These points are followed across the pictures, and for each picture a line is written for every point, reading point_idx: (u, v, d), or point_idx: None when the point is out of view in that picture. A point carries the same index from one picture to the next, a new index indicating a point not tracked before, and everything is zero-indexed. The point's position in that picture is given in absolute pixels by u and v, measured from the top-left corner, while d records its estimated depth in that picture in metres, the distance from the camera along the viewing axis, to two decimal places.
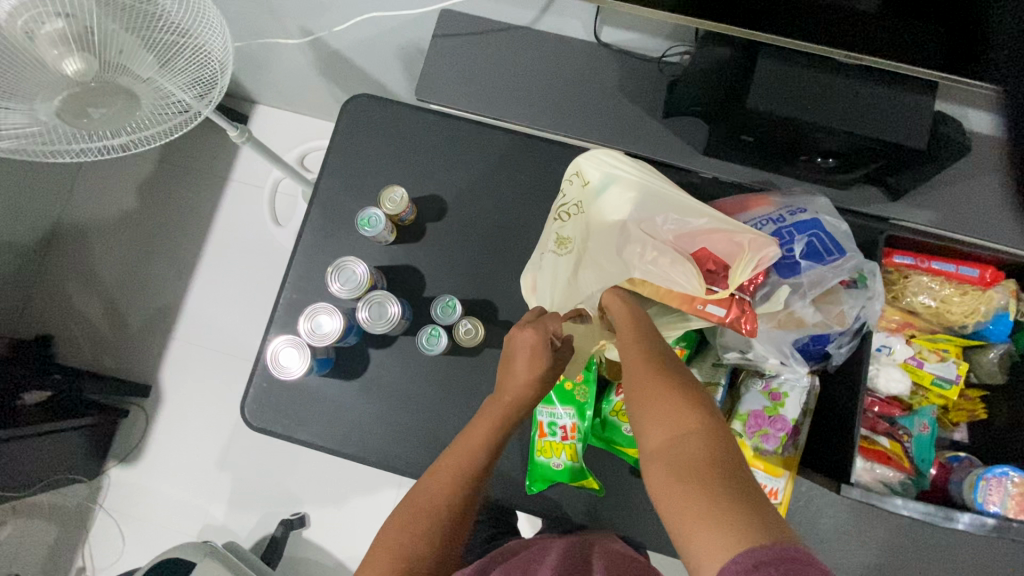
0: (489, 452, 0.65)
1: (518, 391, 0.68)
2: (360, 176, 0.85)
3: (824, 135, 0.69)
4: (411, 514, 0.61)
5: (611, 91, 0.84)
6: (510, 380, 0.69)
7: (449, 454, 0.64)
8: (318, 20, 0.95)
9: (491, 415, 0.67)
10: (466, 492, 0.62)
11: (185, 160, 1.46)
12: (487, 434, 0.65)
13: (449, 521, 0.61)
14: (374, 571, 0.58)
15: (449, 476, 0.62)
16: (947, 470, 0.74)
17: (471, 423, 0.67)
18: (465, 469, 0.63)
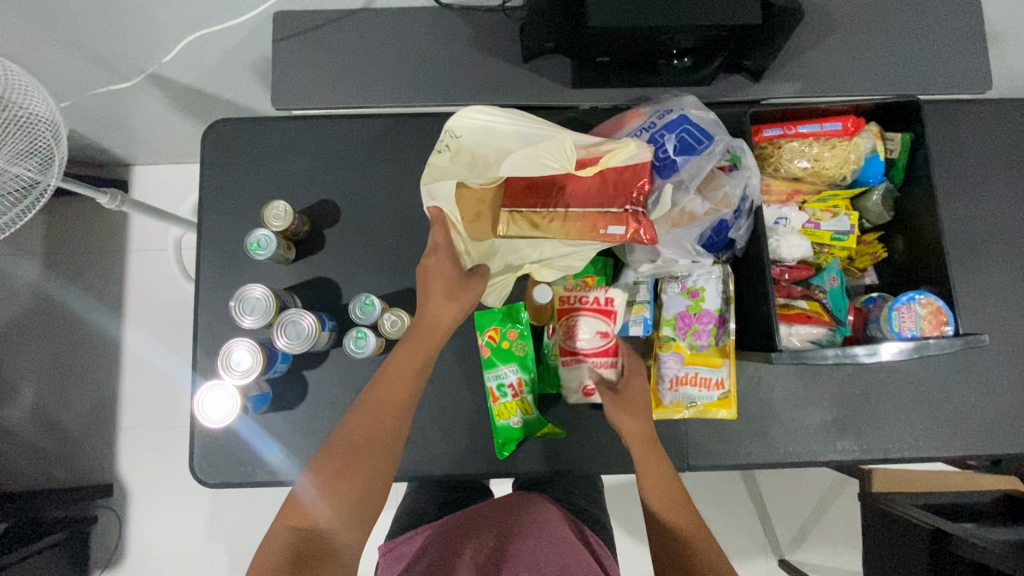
0: (408, 396, 0.65)
1: (436, 323, 0.68)
2: (241, 202, 0.80)
3: (673, 35, 0.69)
4: (342, 454, 0.61)
5: (467, 51, 0.82)
6: (423, 321, 0.68)
7: (376, 397, 0.64)
8: (154, 55, 0.91)
9: (413, 354, 0.66)
10: (398, 422, 0.63)
11: (84, 240, 1.44)
12: (413, 377, 0.65)
13: (372, 460, 0.61)
14: (297, 516, 0.59)
15: (380, 407, 0.63)
16: (864, 314, 0.71)
17: (396, 364, 0.65)
18: (387, 413, 0.63)
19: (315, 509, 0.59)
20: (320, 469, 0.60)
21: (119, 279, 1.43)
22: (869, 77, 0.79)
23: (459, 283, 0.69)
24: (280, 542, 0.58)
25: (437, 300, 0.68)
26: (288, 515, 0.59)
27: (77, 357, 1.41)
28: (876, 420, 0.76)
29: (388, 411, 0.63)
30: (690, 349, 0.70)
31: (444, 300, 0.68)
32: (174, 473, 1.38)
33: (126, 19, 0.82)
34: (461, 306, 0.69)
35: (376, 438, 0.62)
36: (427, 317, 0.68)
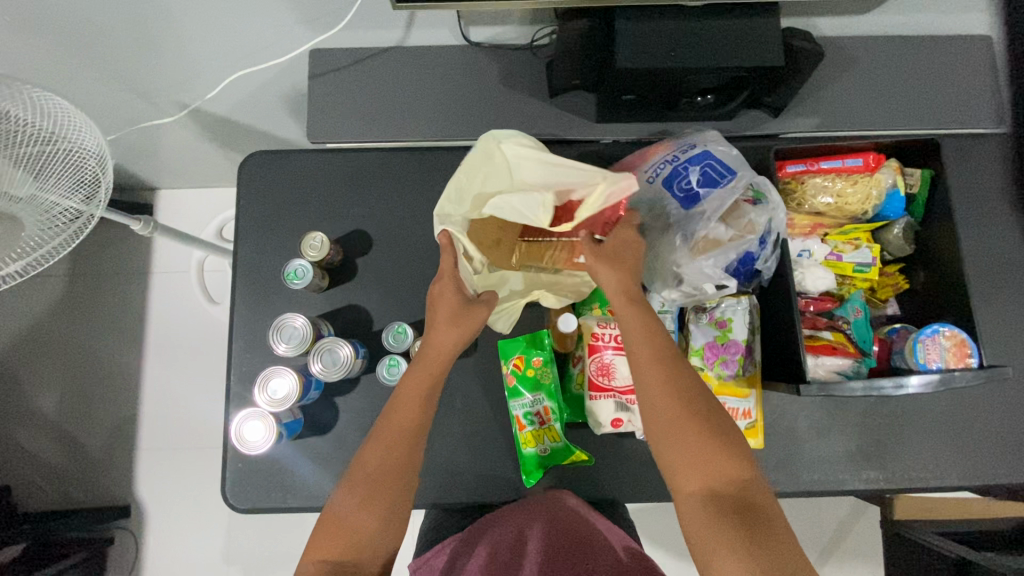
0: (419, 421, 0.64)
1: (440, 350, 0.66)
2: (276, 232, 0.82)
3: (699, 76, 0.72)
4: (355, 484, 0.62)
5: (495, 87, 0.85)
6: (430, 350, 0.66)
7: (382, 430, 0.64)
8: (193, 91, 0.95)
9: (418, 385, 0.65)
10: (407, 451, 0.64)
11: (109, 262, 1.47)
12: (417, 407, 0.64)
13: (393, 486, 0.63)
14: (326, 549, 0.61)
15: (391, 438, 0.63)
16: (888, 344, 0.72)
17: (402, 392, 0.65)
18: (400, 441, 0.63)
19: (346, 531, 0.61)
20: (348, 491, 0.62)
21: (141, 300, 1.46)
22: (887, 112, 0.81)
23: (461, 311, 0.66)
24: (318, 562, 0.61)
25: (439, 333, 0.66)
26: (323, 536, 0.61)
27: (99, 377, 1.43)
28: (902, 447, 0.76)
29: (402, 436, 0.64)
30: (718, 379, 0.71)
31: (447, 329, 0.66)
32: (190, 494, 1.38)
33: (170, 55, 0.86)
34: (464, 335, 0.66)
35: (394, 466, 0.63)
36: (431, 348, 0.66)
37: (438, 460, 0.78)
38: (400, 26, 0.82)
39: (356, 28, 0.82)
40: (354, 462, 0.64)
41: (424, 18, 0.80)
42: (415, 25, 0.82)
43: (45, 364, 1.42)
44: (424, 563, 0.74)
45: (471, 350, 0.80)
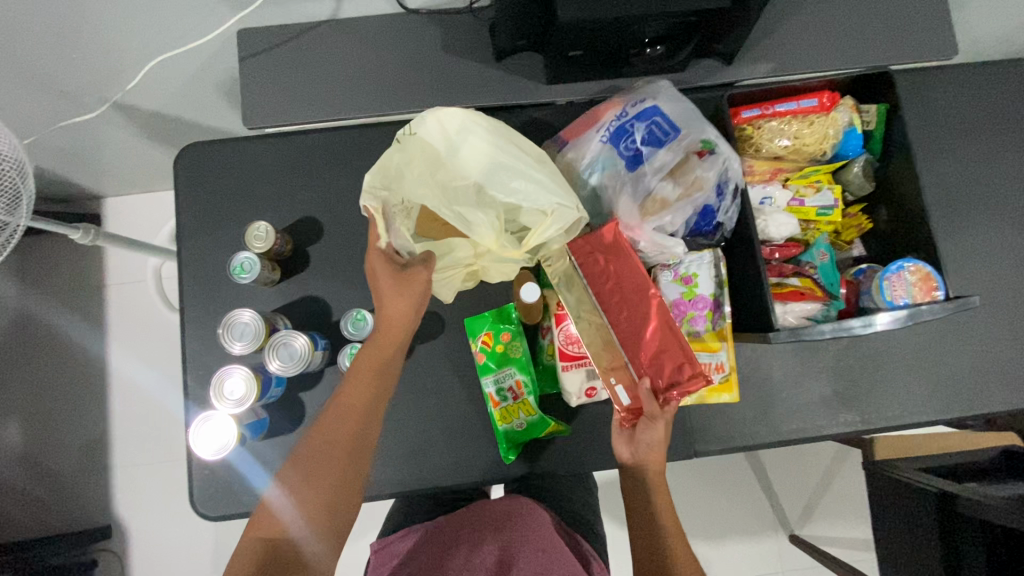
0: (372, 395, 0.63)
1: (391, 322, 0.65)
2: (220, 226, 0.78)
3: (645, 25, 0.69)
4: (308, 463, 0.60)
5: (438, 55, 0.81)
6: (385, 324, 0.66)
7: (340, 403, 0.63)
8: (118, 85, 0.90)
9: (365, 365, 0.64)
10: (358, 430, 0.62)
11: (58, 278, 1.40)
12: (370, 382, 0.64)
13: (337, 465, 0.60)
14: (260, 529, 0.57)
15: (348, 411, 0.62)
16: (855, 286, 0.72)
17: (358, 365, 0.64)
18: (351, 417, 0.62)
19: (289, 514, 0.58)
20: (291, 477, 0.60)
21: (98, 315, 1.39)
22: (840, 50, 0.80)
23: (402, 275, 0.65)
24: (258, 546, 0.57)
25: (387, 303, 0.65)
26: (264, 519, 0.58)
27: (62, 398, 1.37)
28: (876, 387, 0.76)
29: (351, 415, 0.62)
30: (688, 336, 0.69)
31: (394, 295, 0.65)
32: (172, 508, 1.35)
33: (83, 47, 0.80)
34: (410, 302, 0.65)
35: (346, 448, 0.61)
36: (384, 321, 0.66)
37: (414, 447, 0.76)
38: None
39: (282, 2, 0.77)
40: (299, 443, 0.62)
41: None
42: None
43: (2, 391, 1.36)
44: (388, 546, 0.73)
45: (439, 331, 0.78)
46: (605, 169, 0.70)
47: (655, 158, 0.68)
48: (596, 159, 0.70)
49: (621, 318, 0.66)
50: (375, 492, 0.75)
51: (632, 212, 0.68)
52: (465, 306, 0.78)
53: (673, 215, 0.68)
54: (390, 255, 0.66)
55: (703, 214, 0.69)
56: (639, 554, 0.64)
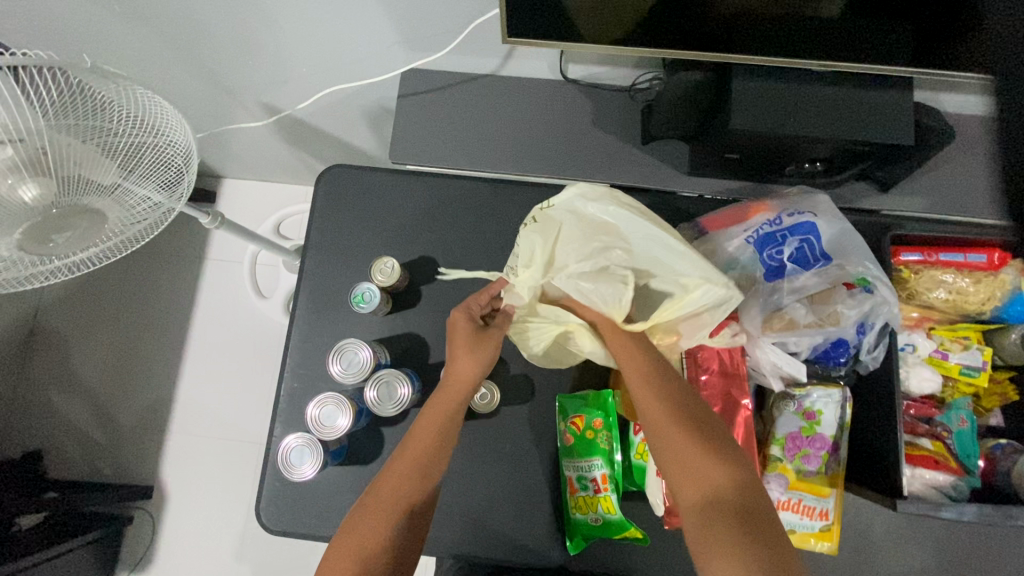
0: (443, 431, 0.63)
1: (461, 373, 0.65)
2: (345, 248, 0.80)
3: (816, 145, 0.67)
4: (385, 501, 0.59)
5: (587, 126, 0.82)
6: (451, 376, 0.65)
7: (405, 453, 0.62)
8: (280, 94, 0.96)
9: (438, 412, 0.63)
10: (422, 485, 0.60)
11: (166, 243, 1.49)
12: (434, 438, 0.62)
13: (413, 493, 0.60)
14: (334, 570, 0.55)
15: (409, 465, 0.60)
16: (992, 461, 0.65)
17: (424, 416, 0.63)
18: (415, 472, 0.60)
19: (376, 527, 0.57)
20: (359, 523, 0.57)
21: (191, 284, 1.47)
22: (1006, 205, 0.76)
23: (475, 336, 0.66)
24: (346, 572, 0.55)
25: (459, 360, 0.65)
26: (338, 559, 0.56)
27: (141, 355, 1.44)
28: (988, 573, 0.69)
29: (421, 456, 0.61)
30: (796, 473, 0.65)
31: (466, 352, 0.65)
32: (211, 484, 1.38)
33: (264, 57, 0.85)
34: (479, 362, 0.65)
35: (424, 486, 0.61)
36: (454, 370, 0.65)
37: (480, 509, 0.74)
38: (498, 55, 0.80)
39: (453, 53, 0.80)
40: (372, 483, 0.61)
41: (525, 50, 0.78)
42: (513, 56, 0.80)
43: (91, 335, 1.45)
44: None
45: (527, 397, 0.76)
46: (738, 271, 0.67)
47: (797, 278, 0.64)
48: (732, 259, 0.67)
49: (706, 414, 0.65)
50: (431, 547, 0.73)
51: (755, 322, 0.64)
52: (560, 379, 0.76)
53: (801, 337, 0.63)
54: (473, 312, 0.68)
55: (835, 348, 0.64)
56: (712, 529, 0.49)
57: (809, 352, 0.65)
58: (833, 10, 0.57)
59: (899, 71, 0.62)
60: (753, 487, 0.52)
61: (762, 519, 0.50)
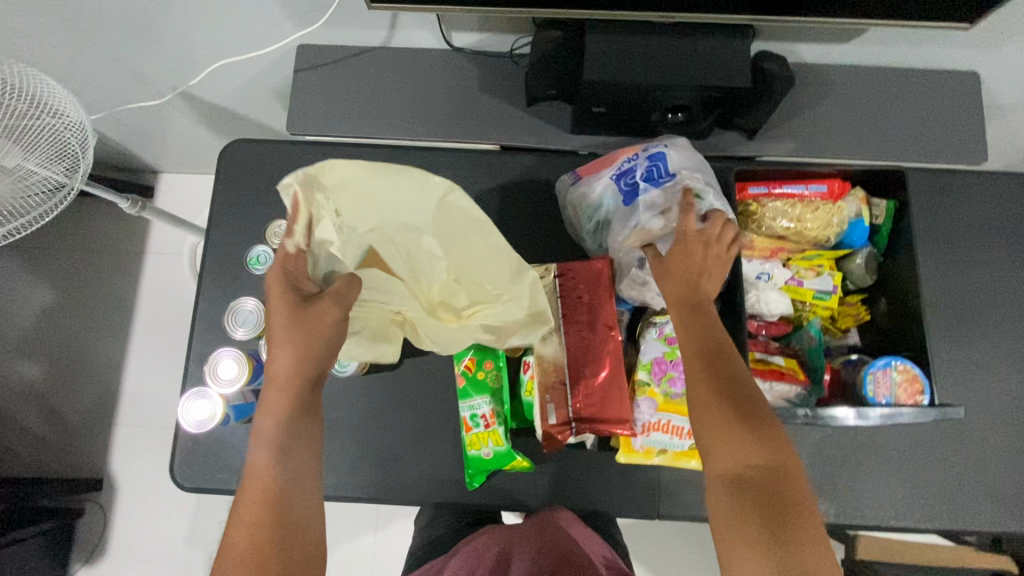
0: (278, 483, 0.58)
1: (285, 375, 0.62)
2: (249, 218, 0.84)
3: (668, 93, 0.72)
4: (257, 494, 0.57)
5: (474, 90, 0.86)
6: (257, 437, 0.60)
7: (269, 422, 0.61)
8: (189, 77, 0.99)
9: (255, 489, 0.57)
10: (295, 456, 0.60)
11: (105, 239, 1.51)
12: (283, 398, 0.62)
13: (283, 469, 0.59)
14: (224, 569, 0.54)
15: (273, 435, 0.60)
16: (840, 375, 0.71)
17: (269, 390, 0.62)
18: (271, 440, 0.60)
19: (260, 507, 0.57)
20: (242, 500, 0.57)
21: (133, 278, 1.49)
22: (858, 142, 0.81)
23: (303, 312, 0.63)
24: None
25: (277, 355, 0.62)
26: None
27: (85, 351, 1.46)
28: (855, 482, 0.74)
29: (273, 432, 0.60)
30: (664, 396, 0.70)
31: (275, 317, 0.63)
32: (162, 473, 1.41)
33: (164, 41, 0.89)
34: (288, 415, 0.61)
35: (287, 456, 0.60)
36: (258, 427, 0.61)
37: (386, 457, 0.78)
38: (383, 27, 0.84)
39: (341, 27, 0.84)
40: (217, 558, 0.56)
41: (408, 20, 0.82)
42: (398, 27, 0.84)
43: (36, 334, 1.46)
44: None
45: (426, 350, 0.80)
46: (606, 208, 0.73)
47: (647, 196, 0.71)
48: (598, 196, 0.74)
49: (578, 345, 0.71)
50: (339, 494, 0.77)
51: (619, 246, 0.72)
52: None
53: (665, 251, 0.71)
54: (291, 282, 0.64)
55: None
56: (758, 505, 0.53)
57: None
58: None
59: (735, 18, 0.67)
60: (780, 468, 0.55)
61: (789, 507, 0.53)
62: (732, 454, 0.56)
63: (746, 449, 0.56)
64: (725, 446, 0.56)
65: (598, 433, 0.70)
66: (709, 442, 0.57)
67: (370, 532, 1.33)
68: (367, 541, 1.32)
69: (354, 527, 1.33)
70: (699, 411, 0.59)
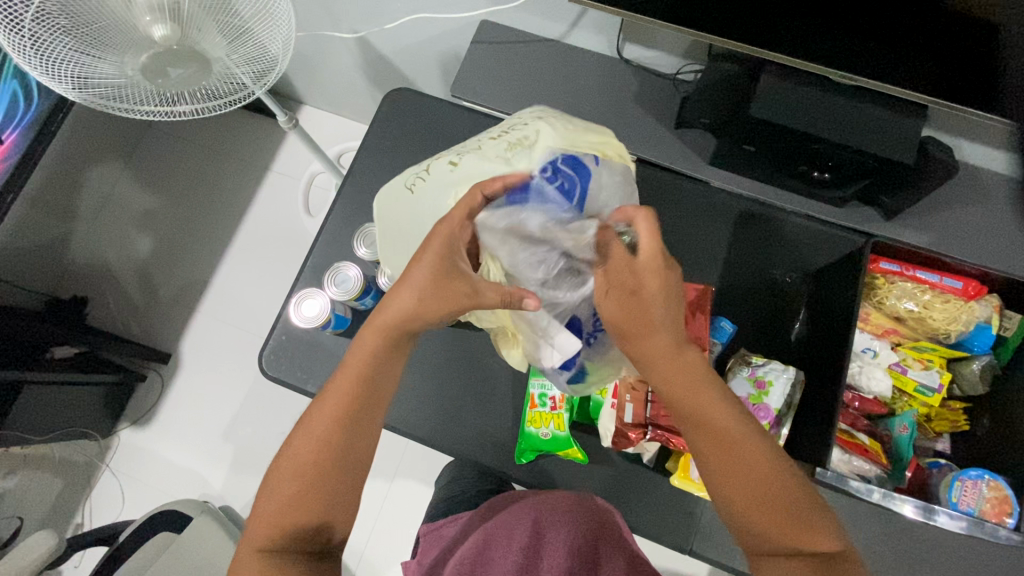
0: (338, 428, 0.56)
1: (391, 313, 0.57)
2: (394, 158, 0.91)
3: (822, 147, 0.73)
4: (319, 445, 0.55)
5: (629, 100, 0.90)
6: (345, 366, 0.58)
7: (338, 379, 0.57)
8: (374, 24, 1.09)
9: (332, 404, 0.56)
10: (361, 415, 0.57)
11: (240, 148, 1.65)
12: (364, 351, 0.58)
13: (340, 427, 0.56)
14: (267, 500, 0.55)
15: (347, 389, 0.56)
16: (924, 474, 0.74)
17: (365, 329, 0.58)
18: (345, 391, 0.56)
19: (313, 463, 0.55)
20: (300, 449, 0.55)
21: (251, 188, 1.62)
22: (1003, 249, 0.78)
23: (451, 273, 0.57)
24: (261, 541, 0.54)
25: (393, 294, 0.57)
26: (259, 523, 0.55)
27: (193, 240, 1.59)
28: None
29: (351, 384, 0.57)
30: None
31: (428, 258, 0.57)
32: (220, 367, 1.51)
33: None
34: (382, 346, 0.58)
35: (352, 416, 0.56)
36: (344, 369, 0.58)
37: (449, 406, 0.82)
38: (565, 22, 0.90)
39: (528, 13, 0.90)
40: (267, 475, 0.57)
41: (590, 21, 0.88)
42: (579, 25, 0.90)
43: (156, 211, 1.61)
44: (435, 529, 0.82)
45: None
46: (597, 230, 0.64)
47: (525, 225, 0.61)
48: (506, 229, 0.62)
49: None
50: (397, 426, 0.81)
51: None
52: None
53: (560, 295, 0.63)
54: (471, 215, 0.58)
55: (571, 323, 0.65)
56: (770, 519, 0.52)
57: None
58: (855, 37, 0.62)
59: (915, 97, 0.65)
60: (774, 470, 0.53)
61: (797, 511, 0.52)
62: (735, 478, 0.53)
63: (783, 534, 0.52)
64: (734, 468, 0.53)
65: (667, 444, 0.71)
66: (713, 482, 0.54)
67: (386, 482, 1.37)
68: (380, 490, 1.36)
69: (372, 473, 1.37)
70: (690, 425, 0.55)
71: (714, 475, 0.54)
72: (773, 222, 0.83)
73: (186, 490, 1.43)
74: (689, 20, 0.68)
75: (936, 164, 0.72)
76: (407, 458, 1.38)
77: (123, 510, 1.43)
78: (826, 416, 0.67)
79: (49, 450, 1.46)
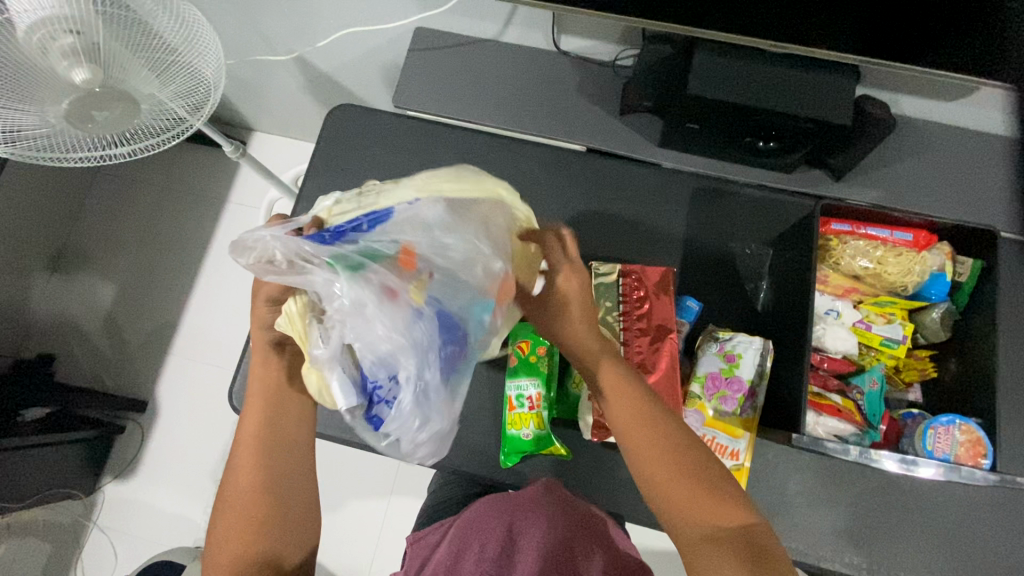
0: (263, 442, 0.59)
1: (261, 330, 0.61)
2: (343, 176, 0.90)
3: (761, 118, 0.74)
4: (250, 466, 0.59)
5: (572, 91, 0.90)
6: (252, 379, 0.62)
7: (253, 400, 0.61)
8: (310, 44, 1.07)
9: (248, 424, 0.60)
10: (280, 430, 0.61)
11: (195, 183, 1.62)
12: (265, 368, 0.62)
13: (264, 444, 0.59)
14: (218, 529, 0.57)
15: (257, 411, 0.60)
16: (899, 426, 0.76)
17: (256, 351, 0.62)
18: (256, 414, 0.60)
19: (251, 482, 0.58)
20: (238, 473, 0.59)
21: (210, 222, 1.59)
22: (948, 196, 0.79)
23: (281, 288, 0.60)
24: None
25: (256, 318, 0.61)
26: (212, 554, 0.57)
27: (156, 282, 1.56)
28: None
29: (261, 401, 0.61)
30: (714, 412, 0.70)
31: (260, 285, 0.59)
32: (200, 408, 1.48)
33: (299, 9, 0.98)
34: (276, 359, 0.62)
35: (273, 430, 0.60)
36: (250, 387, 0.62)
37: None
38: (499, 21, 0.90)
39: (460, 16, 0.90)
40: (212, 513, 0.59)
41: (523, 17, 0.88)
42: (512, 22, 0.89)
43: (114, 258, 1.57)
44: (419, 538, 0.77)
45: None
46: (370, 259, 0.52)
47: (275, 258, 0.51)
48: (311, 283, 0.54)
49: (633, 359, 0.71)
50: None
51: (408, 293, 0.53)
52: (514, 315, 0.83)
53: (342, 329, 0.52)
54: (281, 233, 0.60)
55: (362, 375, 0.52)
56: (694, 492, 0.54)
57: (416, 366, 0.52)
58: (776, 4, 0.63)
59: (846, 57, 0.66)
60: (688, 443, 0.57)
61: (716, 482, 0.55)
62: (657, 451, 0.56)
63: (703, 508, 0.53)
64: (656, 445, 0.56)
65: None
66: (646, 464, 0.56)
67: (382, 501, 1.35)
68: (377, 511, 1.34)
69: (367, 495, 1.35)
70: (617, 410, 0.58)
71: (644, 454, 0.56)
72: (725, 197, 0.84)
73: (180, 536, 1.40)
74: (615, 7, 0.68)
75: (876, 120, 0.73)
76: (401, 475, 1.37)
77: (117, 566, 1.39)
78: (796, 381, 0.68)
79: (32, 516, 1.41)
